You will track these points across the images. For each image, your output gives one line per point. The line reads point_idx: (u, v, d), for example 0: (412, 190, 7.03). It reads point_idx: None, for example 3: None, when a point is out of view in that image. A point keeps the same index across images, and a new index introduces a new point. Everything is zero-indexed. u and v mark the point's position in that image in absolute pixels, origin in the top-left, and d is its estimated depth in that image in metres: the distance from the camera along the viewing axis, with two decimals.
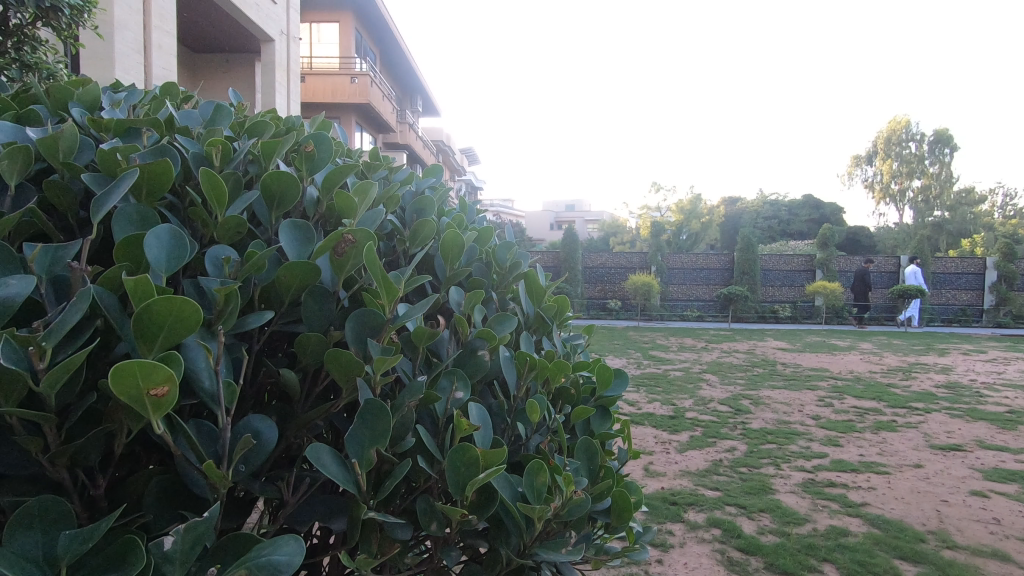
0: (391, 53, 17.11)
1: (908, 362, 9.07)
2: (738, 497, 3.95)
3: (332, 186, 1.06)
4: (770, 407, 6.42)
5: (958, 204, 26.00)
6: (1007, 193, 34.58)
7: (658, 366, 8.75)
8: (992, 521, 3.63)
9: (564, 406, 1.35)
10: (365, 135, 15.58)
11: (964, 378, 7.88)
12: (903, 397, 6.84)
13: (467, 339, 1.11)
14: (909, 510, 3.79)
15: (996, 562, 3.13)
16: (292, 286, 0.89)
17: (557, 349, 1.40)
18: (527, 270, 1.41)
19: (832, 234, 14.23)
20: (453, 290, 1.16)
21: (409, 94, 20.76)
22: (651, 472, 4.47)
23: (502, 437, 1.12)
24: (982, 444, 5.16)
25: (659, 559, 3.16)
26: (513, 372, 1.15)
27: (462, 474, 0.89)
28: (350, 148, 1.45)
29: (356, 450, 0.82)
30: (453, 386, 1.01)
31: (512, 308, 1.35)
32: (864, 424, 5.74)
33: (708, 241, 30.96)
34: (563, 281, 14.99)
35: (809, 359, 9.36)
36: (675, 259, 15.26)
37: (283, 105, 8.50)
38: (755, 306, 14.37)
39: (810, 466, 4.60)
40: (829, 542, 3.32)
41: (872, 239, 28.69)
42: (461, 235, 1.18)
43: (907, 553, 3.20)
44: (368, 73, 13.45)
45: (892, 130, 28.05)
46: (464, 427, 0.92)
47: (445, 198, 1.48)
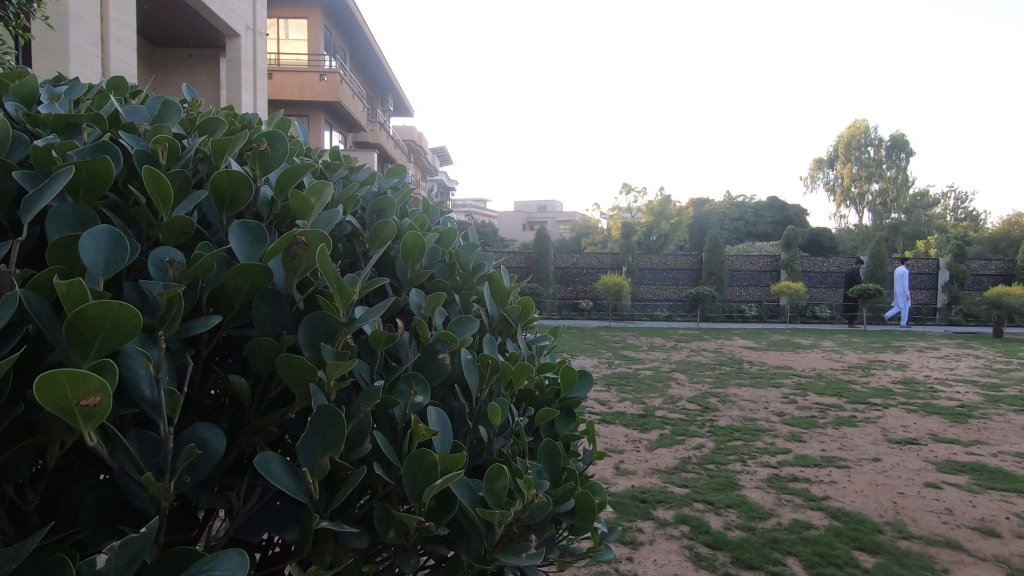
0: (361, 50, 16.87)
1: (868, 359, 9.40)
2: (706, 494, 4.02)
3: (287, 186, 1.02)
4: (737, 404, 6.57)
5: (914, 206, 27.10)
6: (959, 196, 36.14)
7: (628, 365, 8.86)
8: (945, 511, 3.78)
9: (527, 409, 1.35)
10: (334, 134, 15.33)
11: (920, 374, 8.20)
12: (862, 393, 7.07)
13: (427, 342, 1.09)
14: (867, 503, 3.91)
15: (948, 551, 3.26)
16: (241, 289, 0.86)
17: (522, 351, 1.40)
18: (491, 272, 1.40)
19: (796, 235, 14.64)
20: (413, 293, 1.15)
21: (380, 93, 20.53)
22: (622, 470, 4.51)
23: (463, 441, 1.10)
24: (936, 438, 5.37)
25: (629, 556, 3.19)
26: (475, 374, 1.14)
27: (419, 479, 0.88)
28: (309, 148, 1.42)
29: (308, 459, 0.80)
30: (412, 390, 0.99)
31: (475, 309, 1.34)
32: (826, 420, 5.92)
33: (678, 241, 31.46)
34: (535, 282, 15.02)
35: (774, 357, 9.61)
36: (645, 259, 15.44)
37: (249, 103, 8.29)
38: (723, 306, 14.68)
39: (775, 462, 4.71)
40: (793, 536, 3.40)
41: (834, 240, 29.61)
42: (422, 236, 1.16)
43: (865, 544, 3.30)
44: (338, 70, 13.23)
45: (852, 135, 29.05)
46: (421, 432, 0.90)
47: (406, 198, 1.46)
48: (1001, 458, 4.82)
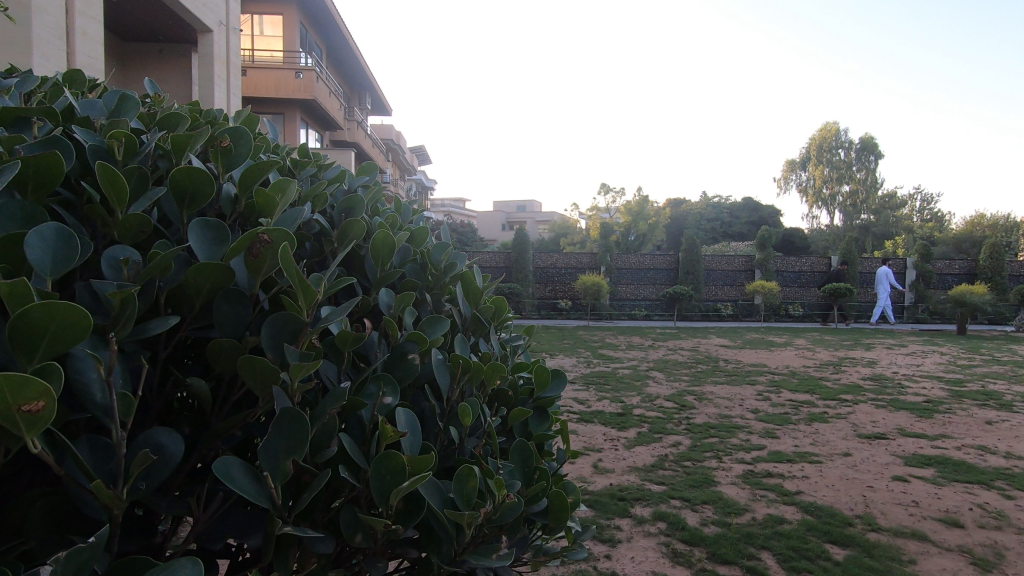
0: (338, 48, 16.66)
1: (839, 357, 9.62)
2: (683, 491, 4.07)
3: (251, 183, 1.00)
4: (713, 402, 6.66)
5: (883, 207, 27.88)
6: (925, 197, 37.26)
7: (606, 364, 8.92)
8: (912, 504, 3.89)
9: (500, 409, 1.35)
10: (310, 132, 15.10)
11: (889, 371, 8.42)
12: (834, 390, 7.24)
13: (397, 341, 1.08)
14: (838, 497, 4.00)
15: (914, 542, 3.35)
16: (202, 289, 0.84)
17: (494, 351, 1.39)
18: (463, 271, 1.38)
19: (770, 235, 14.92)
20: (382, 292, 1.13)
21: (357, 92, 20.31)
22: (600, 469, 4.54)
23: (434, 442, 1.09)
24: (904, 432, 5.52)
25: (607, 554, 3.21)
26: (446, 375, 1.13)
27: (387, 481, 0.86)
28: (276, 145, 1.39)
29: (271, 462, 0.78)
30: (381, 391, 0.97)
31: (447, 309, 1.33)
32: (799, 416, 6.05)
33: (655, 242, 31.78)
34: (514, 282, 15.02)
35: (749, 355, 9.77)
36: (623, 259, 15.56)
37: (222, 100, 8.13)
38: (699, 305, 14.87)
39: (750, 458, 4.79)
40: (767, 531, 3.46)
41: (806, 241, 30.25)
42: (391, 235, 1.15)
43: (836, 537, 3.38)
44: (314, 68, 13.03)
45: (824, 137, 29.76)
46: (390, 433, 0.88)
47: (378, 197, 1.45)
48: (965, 452, 4.98)
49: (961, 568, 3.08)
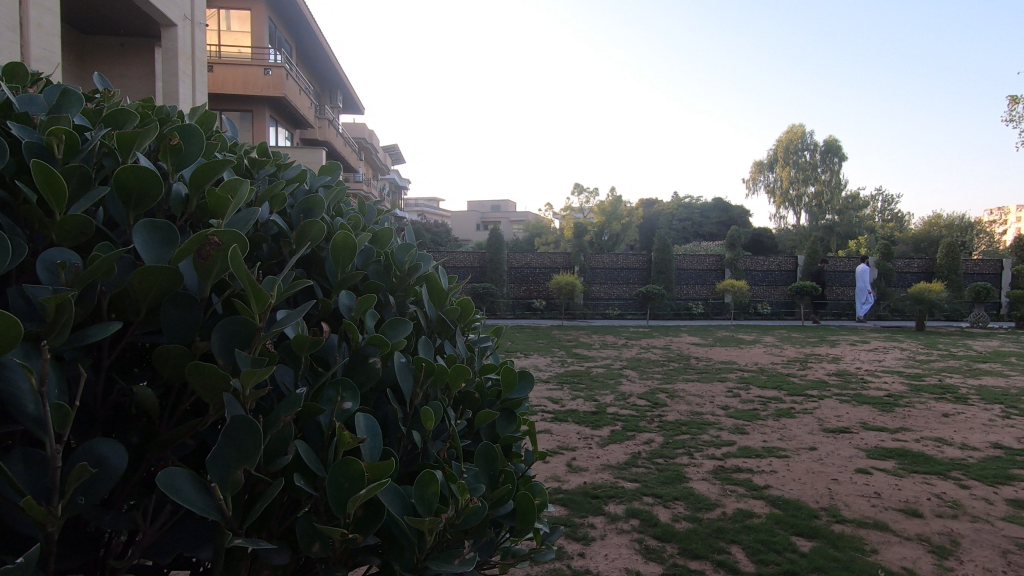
0: (308, 45, 16.39)
1: (805, 353, 9.87)
2: (655, 487, 4.11)
3: (202, 183, 0.96)
4: (684, 399, 6.76)
5: (846, 208, 28.76)
6: (886, 198, 38.52)
7: (580, 363, 8.97)
8: (874, 495, 4.01)
9: (466, 411, 1.34)
10: (280, 131, 14.80)
11: (852, 367, 8.67)
12: (800, 385, 7.44)
13: (358, 345, 1.06)
14: (804, 490, 4.10)
15: (876, 532, 3.46)
16: (147, 293, 0.81)
17: (460, 354, 1.38)
18: (427, 273, 1.37)
19: (739, 235, 15.22)
20: (342, 294, 1.10)
21: (328, 89, 20.00)
22: (574, 467, 4.56)
23: (397, 447, 1.08)
24: (867, 426, 5.69)
25: (580, 552, 3.22)
26: (409, 378, 1.11)
27: (345, 488, 0.84)
28: (233, 144, 1.35)
29: (220, 473, 0.75)
30: (340, 396, 0.95)
31: (412, 311, 1.31)
32: (767, 412, 6.18)
33: (628, 241, 32.12)
34: (488, 282, 14.99)
35: (719, 353, 9.95)
36: (597, 259, 15.68)
37: (187, 96, 7.90)
38: (671, 304, 15.08)
39: (720, 454, 4.87)
40: (736, 525, 3.52)
41: (774, 241, 31.00)
42: (352, 236, 1.12)
43: (803, 530, 3.46)
44: (283, 65, 12.76)
45: (790, 139, 30.56)
46: (347, 439, 0.86)
47: (341, 197, 1.42)
48: (923, 444, 5.15)
49: (920, 556, 3.19)
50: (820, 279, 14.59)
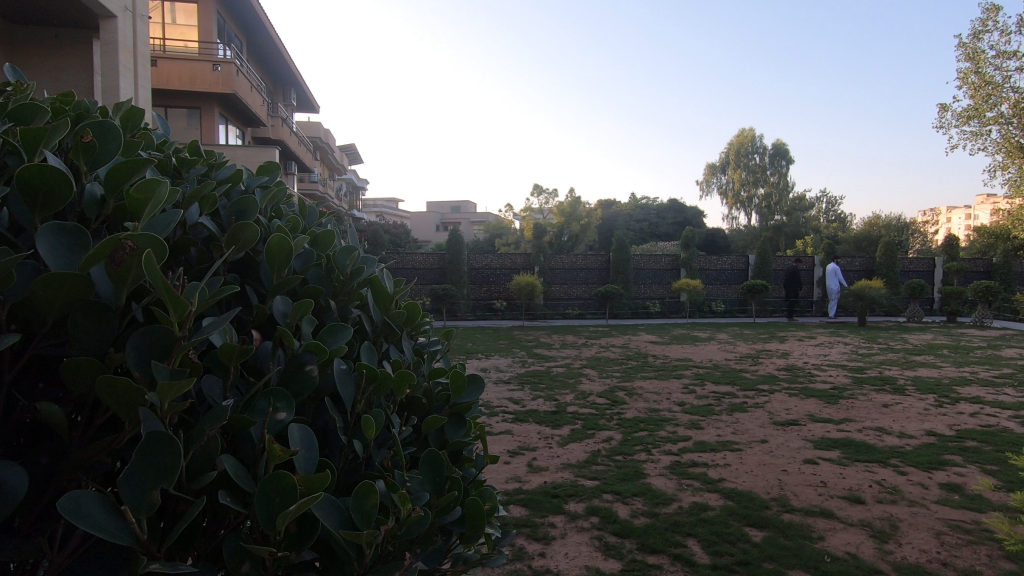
0: (260, 41, 15.86)
1: (756, 349, 10.23)
2: (615, 484, 4.16)
3: (119, 184, 0.90)
4: (642, 396, 6.89)
5: (793, 209, 29.99)
6: (829, 199, 40.40)
7: (541, 363, 9.01)
8: (820, 484, 4.17)
9: (411, 417, 1.31)
10: (230, 129, 14.26)
11: (800, 361, 9.04)
12: (752, 380, 7.69)
13: (295, 351, 1.01)
14: (756, 481, 4.23)
15: (823, 520, 3.60)
16: (52, 302, 0.75)
17: (406, 359, 1.35)
18: (371, 276, 1.34)
19: (694, 235, 15.61)
20: (277, 299, 1.06)
21: (281, 86, 19.46)
22: (535, 467, 4.56)
23: (337, 457, 1.04)
24: (813, 418, 5.93)
25: (541, 552, 3.21)
26: (350, 385, 1.08)
27: (275, 504, 0.80)
28: (161, 143, 1.28)
29: (134, 494, 0.70)
30: (273, 407, 0.91)
31: (356, 316, 1.28)
32: (721, 407, 6.36)
33: (587, 242, 32.56)
34: (448, 283, 14.84)
35: (675, 350, 10.19)
36: (557, 259, 15.73)
37: (128, 91, 7.52)
38: (629, 303, 15.39)
39: (677, 449, 4.97)
40: (692, 518, 3.60)
41: (727, 242, 32.04)
42: (287, 239, 1.08)
43: (755, 520, 3.56)
44: (233, 61, 12.29)
45: (741, 143, 31.61)
46: (278, 453, 0.82)
47: (281, 197, 1.38)
48: (865, 433, 5.41)
49: (863, 541, 3.33)
50: (795, 278, 14.71)
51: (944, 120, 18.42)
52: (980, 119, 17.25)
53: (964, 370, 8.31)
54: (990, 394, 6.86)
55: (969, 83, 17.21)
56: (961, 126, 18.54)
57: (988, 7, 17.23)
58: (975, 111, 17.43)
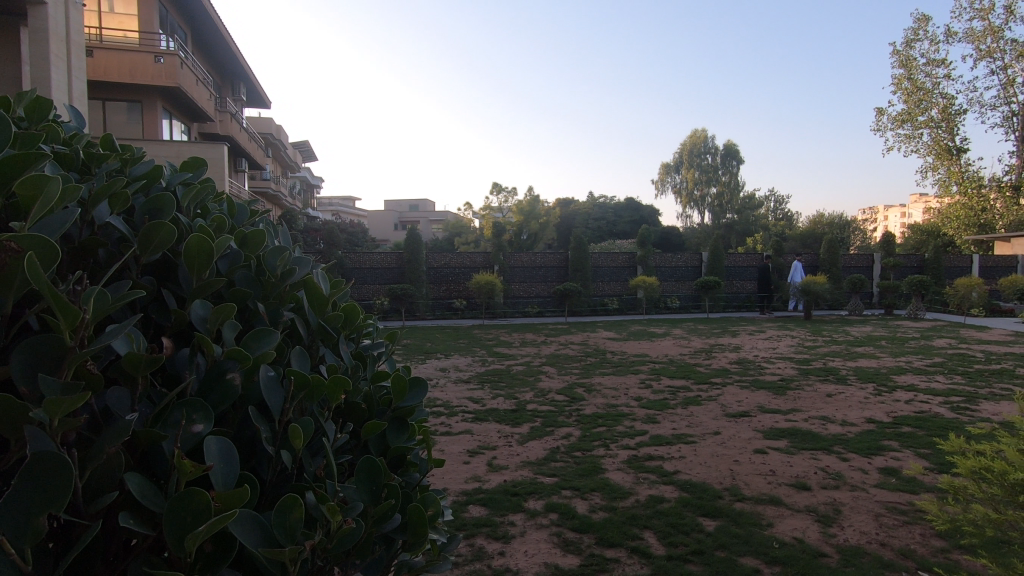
0: (205, 32, 15.17)
1: (709, 344, 10.52)
2: (573, 480, 4.18)
3: (8, 179, 0.82)
4: (601, 392, 6.97)
5: (743, 208, 31.03)
6: (777, 198, 41.86)
7: (500, 362, 8.99)
8: (769, 473, 4.32)
9: (348, 424, 1.27)
10: (175, 124, 13.59)
11: (750, 355, 9.35)
12: (706, 374, 7.90)
13: (216, 358, 0.95)
14: (709, 472, 4.34)
15: (771, 507, 3.72)
16: None
17: (344, 364, 1.30)
18: (304, 277, 1.27)
19: (650, 234, 15.92)
20: (196, 303, 0.99)
21: (229, 80, 18.72)
22: (494, 466, 4.54)
23: (265, 470, 0.99)
24: (763, 409, 6.14)
25: (500, 551, 3.19)
26: (279, 393, 1.02)
27: (184, 524, 0.75)
28: (70, 135, 1.18)
29: (15, 524, 0.64)
30: (189, 418, 0.85)
31: (289, 320, 1.22)
32: (677, 401, 6.51)
33: (546, 240, 32.79)
34: (407, 283, 14.59)
35: (632, 346, 10.37)
36: (515, 258, 15.68)
37: (59, 82, 7.06)
38: (588, 300, 15.61)
39: (634, 443, 5.05)
40: (648, 511, 3.66)
41: (681, 240, 32.87)
42: (207, 239, 1.01)
43: (708, 510, 3.65)
44: (177, 53, 11.70)
45: (694, 143, 32.45)
46: (190, 469, 0.77)
47: (207, 194, 1.30)
48: (811, 422, 5.64)
49: (808, 526, 3.46)
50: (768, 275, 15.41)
51: (881, 123, 19.48)
52: (913, 123, 18.32)
53: (899, 359, 8.79)
54: (924, 381, 7.28)
55: (903, 88, 18.23)
56: (895, 130, 19.67)
57: (919, 18, 18.32)
58: (908, 116, 18.52)
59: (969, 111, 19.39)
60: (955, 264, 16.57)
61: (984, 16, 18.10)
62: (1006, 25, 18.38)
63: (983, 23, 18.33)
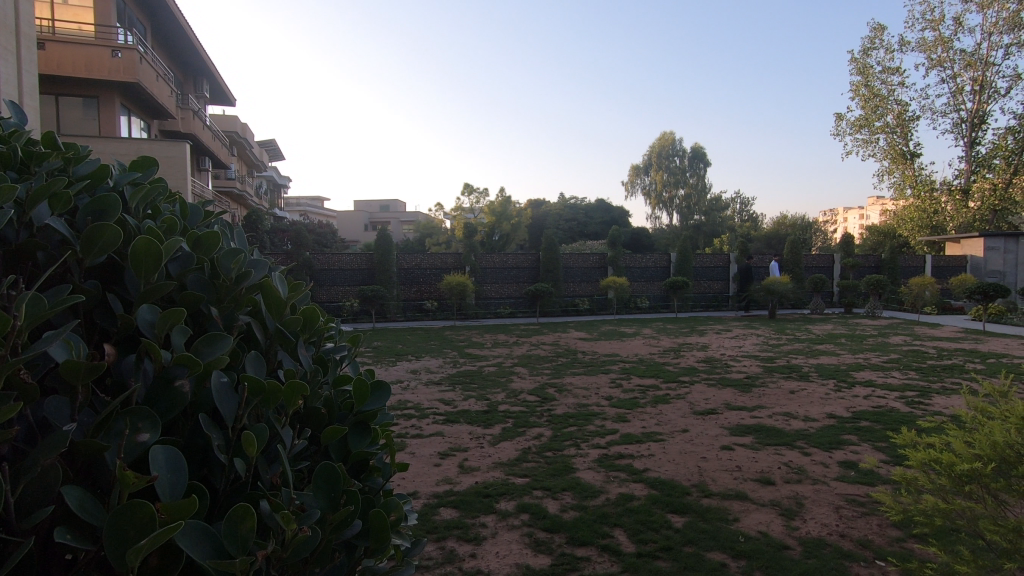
0: (165, 26, 14.70)
1: (678, 343, 10.70)
2: (545, 480, 4.19)
3: None
4: (571, 392, 7.01)
5: (710, 210, 31.71)
6: (742, 200, 42.84)
7: (472, 363, 8.95)
8: (735, 469, 4.42)
9: (307, 430, 1.24)
10: (133, 121, 13.10)
11: (717, 353, 9.55)
12: (675, 373, 8.03)
13: (164, 363, 0.92)
14: (677, 469, 4.41)
15: (738, 502, 3.80)
16: None
17: (302, 368, 1.28)
18: (261, 280, 1.24)
19: (620, 235, 16.09)
20: (143, 308, 0.95)
21: (191, 76, 18.19)
22: (466, 468, 4.52)
23: (218, 479, 0.96)
24: (729, 406, 6.28)
25: (472, 553, 3.18)
26: (231, 400, 1.00)
27: (125, 538, 0.72)
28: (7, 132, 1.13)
29: None
30: (134, 427, 0.82)
31: (245, 324, 1.19)
32: (646, 399, 6.60)
33: (518, 241, 32.86)
34: (377, 284, 14.37)
35: (603, 346, 10.47)
36: (487, 258, 15.64)
37: (7, 75, 6.74)
38: (559, 301, 15.71)
39: (604, 442, 5.10)
40: (619, 509, 3.70)
41: (650, 241, 33.39)
42: (154, 242, 0.98)
43: (676, 507, 3.71)
44: (136, 47, 11.31)
45: (662, 145, 32.99)
46: (132, 481, 0.74)
47: (157, 194, 1.25)
48: (774, 419, 5.79)
49: (773, 519, 3.55)
50: (748, 274, 15.71)
51: (840, 128, 20.19)
52: (870, 128, 19.02)
53: (858, 356, 9.10)
54: (880, 377, 7.56)
55: (861, 94, 18.88)
56: (853, 135, 20.39)
57: (874, 27, 19.05)
58: (865, 121, 19.22)
59: (921, 117, 20.25)
60: (910, 264, 17.25)
61: (935, 27, 18.94)
62: (955, 36, 19.27)
63: (934, 34, 19.16)
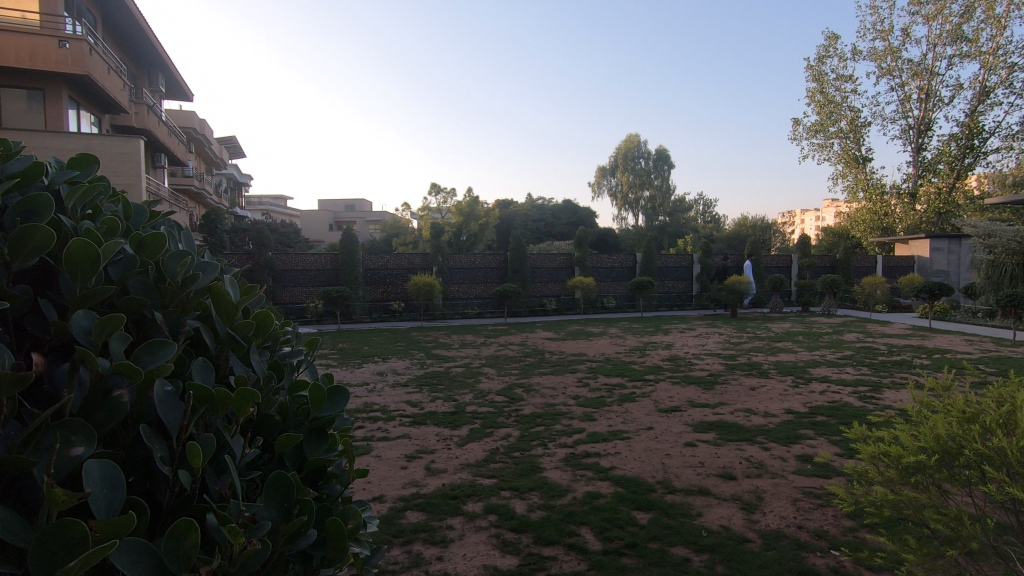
0: (116, 16, 14.08)
1: (643, 342, 10.86)
2: (512, 481, 4.19)
3: None
4: (539, 392, 7.02)
5: (675, 211, 32.36)
6: (704, 202, 43.84)
7: (439, 364, 8.88)
8: (698, 465, 4.50)
9: (260, 437, 1.20)
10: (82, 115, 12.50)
11: (681, 352, 9.74)
12: (640, 371, 8.14)
13: (101, 370, 0.88)
14: (643, 466, 4.47)
15: (700, 497, 3.88)
16: None
17: (255, 374, 1.23)
18: (209, 283, 1.20)
19: (586, 235, 16.26)
20: (78, 314, 0.90)
21: (145, 70, 17.48)
22: (432, 470, 4.47)
23: (161, 491, 0.92)
24: (692, 403, 6.41)
25: (439, 556, 3.15)
26: (176, 409, 0.95)
27: (52, 558, 0.67)
28: None
29: None
30: (67, 440, 0.78)
31: (192, 327, 1.14)
32: (612, 398, 6.67)
33: (486, 241, 32.79)
34: (342, 285, 14.10)
35: (570, 346, 10.54)
36: (454, 259, 15.56)
37: None
38: (526, 301, 15.79)
39: (572, 441, 5.12)
40: (585, 507, 3.72)
41: (617, 242, 33.80)
42: (91, 244, 0.93)
43: (642, 504, 3.76)
44: (85, 38, 10.78)
45: (628, 148, 33.49)
46: (61, 497, 0.70)
47: (98, 193, 1.20)
48: (735, 415, 5.94)
49: (734, 513, 3.64)
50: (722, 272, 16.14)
51: (798, 133, 20.90)
52: (825, 133, 19.75)
53: (815, 353, 9.42)
54: (835, 373, 7.84)
55: (817, 100, 19.58)
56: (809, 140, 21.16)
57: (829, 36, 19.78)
58: (821, 126, 19.95)
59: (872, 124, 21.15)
60: (863, 264, 17.96)
61: (885, 38, 19.79)
62: (903, 46, 20.18)
63: (884, 44, 20.05)
